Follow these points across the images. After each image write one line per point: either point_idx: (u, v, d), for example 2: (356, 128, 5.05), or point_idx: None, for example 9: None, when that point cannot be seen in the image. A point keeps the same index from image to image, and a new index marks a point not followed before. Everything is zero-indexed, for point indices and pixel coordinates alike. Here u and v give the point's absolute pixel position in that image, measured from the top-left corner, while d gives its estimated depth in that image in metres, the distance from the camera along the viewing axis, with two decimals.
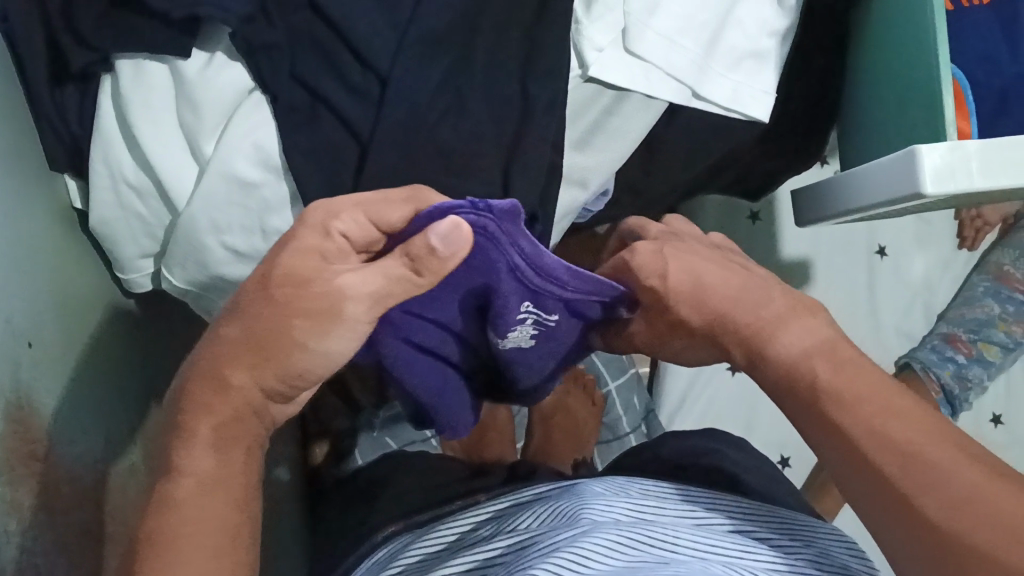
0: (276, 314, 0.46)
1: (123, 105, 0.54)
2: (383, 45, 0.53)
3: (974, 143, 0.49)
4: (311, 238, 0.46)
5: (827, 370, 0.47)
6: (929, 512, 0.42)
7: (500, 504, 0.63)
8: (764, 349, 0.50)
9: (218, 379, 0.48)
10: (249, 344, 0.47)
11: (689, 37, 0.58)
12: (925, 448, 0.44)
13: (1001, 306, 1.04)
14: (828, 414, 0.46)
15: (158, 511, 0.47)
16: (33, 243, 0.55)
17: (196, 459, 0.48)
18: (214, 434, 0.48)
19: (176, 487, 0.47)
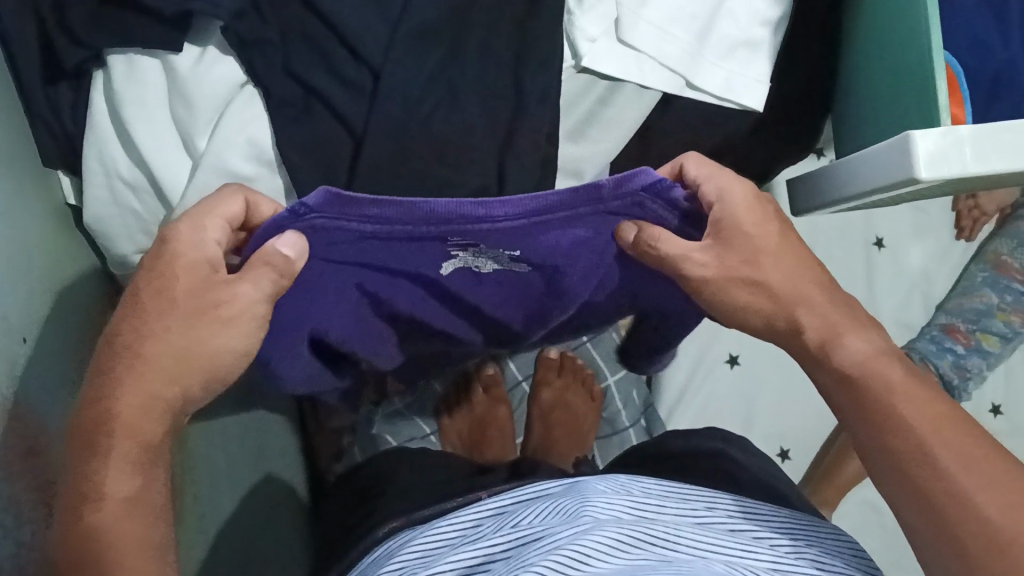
0: (187, 321, 0.49)
1: (115, 102, 0.54)
2: (375, 38, 0.53)
3: (967, 128, 0.49)
4: (187, 255, 0.48)
5: (895, 374, 0.50)
6: (969, 498, 0.44)
7: (503, 501, 0.61)
8: (830, 351, 0.52)
9: (143, 380, 0.48)
10: (126, 340, 0.49)
11: (680, 27, 0.58)
12: (978, 450, 0.46)
13: (999, 296, 1.03)
14: (891, 406, 0.49)
15: (80, 537, 0.45)
16: (28, 239, 0.55)
17: (102, 471, 0.46)
18: (134, 446, 0.48)
19: (99, 509, 0.46)
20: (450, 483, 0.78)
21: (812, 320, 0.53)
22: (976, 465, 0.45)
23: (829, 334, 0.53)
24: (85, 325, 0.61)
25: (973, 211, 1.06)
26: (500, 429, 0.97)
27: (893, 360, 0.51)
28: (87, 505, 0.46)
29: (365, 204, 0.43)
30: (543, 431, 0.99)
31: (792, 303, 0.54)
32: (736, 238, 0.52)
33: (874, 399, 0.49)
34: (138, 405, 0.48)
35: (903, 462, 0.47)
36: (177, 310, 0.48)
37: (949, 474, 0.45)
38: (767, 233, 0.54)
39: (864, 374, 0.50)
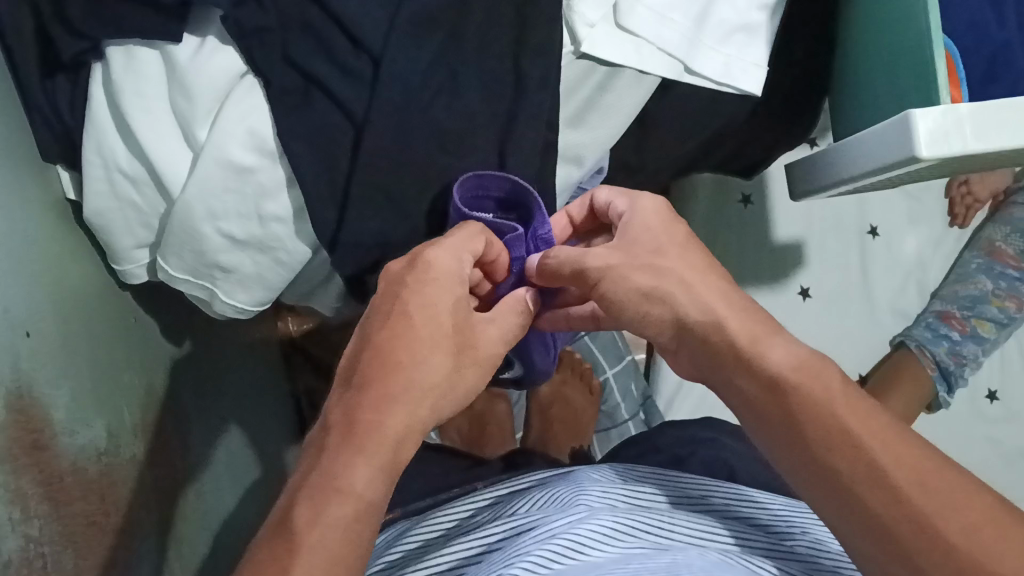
0: (438, 332, 0.48)
1: (114, 93, 0.54)
2: (375, 24, 0.52)
3: (966, 106, 0.50)
4: (452, 286, 0.50)
5: (833, 380, 0.43)
6: (931, 521, 0.37)
7: (498, 492, 0.63)
8: (752, 358, 0.45)
9: (393, 362, 0.46)
10: (392, 359, 0.46)
11: (677, 10, 0.58)
12: (938, 467, 0.39)
13: (993, 282, 1.04)
14: (834, 423, 0.41)
15: (308, 511, 0.40)
16: (28, 234, 0.55)
17: (359, 473, 0.42)
18: (381, 447, 0.43)
19: (336, 497, 0.41)
20: (450, 474, 0.79)
21: (737, 322, 0.47)
22: (933, 489, 0.38)
23: (756, 335, 0.46)
24: (89, 321, 0.61)
25: (966, 199, 1.07)
26: (499, 424, 0.97)
27: (826, 361, 0.45)
28: (334, 497, 0.41)
29: (494, 176, 0.57)
30: (542, 425, 0.99)
31: (701, 292, 0.48)
32: (647, 240, 0.52)
33: (815, 417, 0.42)
34: (400, 419, 0.44)
35: (852, 488, 0.40)
36: (448, 341, 0.48)
37: (907, 499, 0.38)
38: (680, 246, 0.51)
39: (797, 379, 0.43)
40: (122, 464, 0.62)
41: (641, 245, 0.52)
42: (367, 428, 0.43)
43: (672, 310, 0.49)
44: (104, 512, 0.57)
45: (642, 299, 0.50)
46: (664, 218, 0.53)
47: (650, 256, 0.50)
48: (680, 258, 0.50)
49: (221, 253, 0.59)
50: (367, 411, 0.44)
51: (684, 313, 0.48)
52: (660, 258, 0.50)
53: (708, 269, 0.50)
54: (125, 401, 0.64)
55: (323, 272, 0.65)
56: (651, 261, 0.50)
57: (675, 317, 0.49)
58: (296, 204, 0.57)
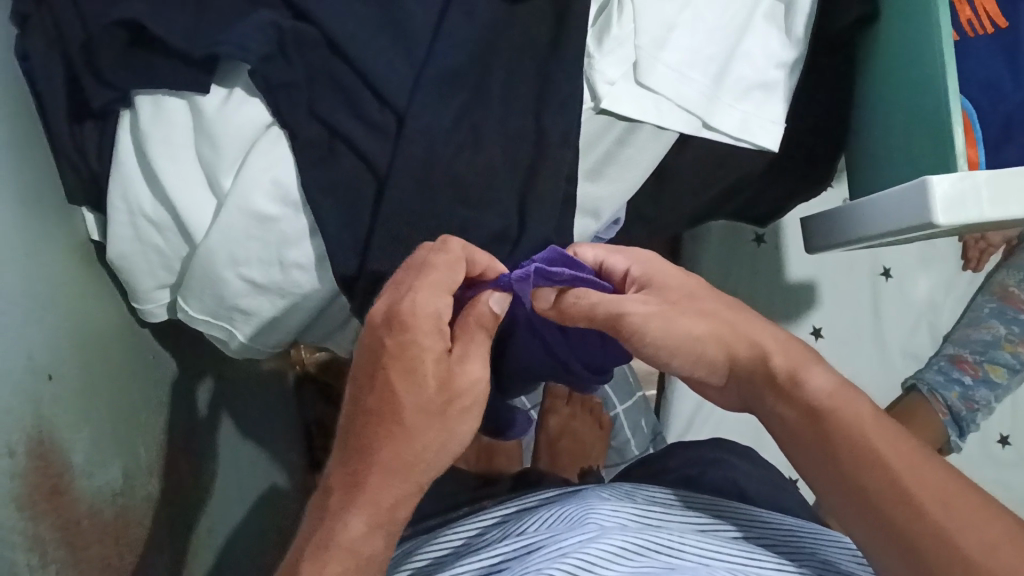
0: (388, 387, 0.46)
1: (142, 142, 0.55)
2: (401, 81, 0.54)
3: (984, 172, 0.50)
4: (427, 345, 0.46)
5: (861, 408, 0.46)
6: (952, 536, 0.41)
7: (508, 509, 0.63)
8: (793, 386, 0.48)
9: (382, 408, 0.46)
10: (384, 424, 0.46)
11: (697, 69, 0.59)
12: (962, 487, 0.43)
13: (1007, 326, 1.03)
14: (862, 443, 0.45)
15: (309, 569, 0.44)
16: (53, 279, 0.55)
17: (354, 534, 0.45)
18: (371, 493, 0.46)
19: (329, 554, 0.45)
20: (457, 493, 0.78)
21: (777, 352, 0.49)
22: (953, 505, 0.42)
23: (795, 364, 0.48)
24: (109, 360, 0.62)
25: (980, 243, 1.06)
26: (508, 454, 0.98)
27: (857, 394, 0.47)
28: (331, 554, 0.44)
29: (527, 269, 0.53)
30: (550, 456, 1.01)
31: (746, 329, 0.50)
32: (678, 291, 0.51)
33: (845, 435, 0.45)
34: (380, 468, 0.46)
35: (882, 506, 0.43)
36: (434, 403, 0.47)
37: (928, 514, 0.42)
38: (732, 305, 0.52)
39: (833, 405, 0.46)
40: (135, 504, 0.63)
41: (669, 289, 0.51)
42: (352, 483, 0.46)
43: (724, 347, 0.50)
44: (118, 554, 0.58)
45: (676, 313, 0.49)
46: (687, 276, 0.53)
47: (692, 301, 0.51)
48: (725, 308, 0.51)
49: (242, 297, 0.60)
50: (354, 465, 0.46)
51: (732, 347, 0.50)
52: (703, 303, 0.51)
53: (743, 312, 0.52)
54: (140, 439, 0.65)
55: (340, 316, 0.66)
56: (694, 302, 0.51)
57: (710, 329, 0.50)
58: (318, 252, 0.58)
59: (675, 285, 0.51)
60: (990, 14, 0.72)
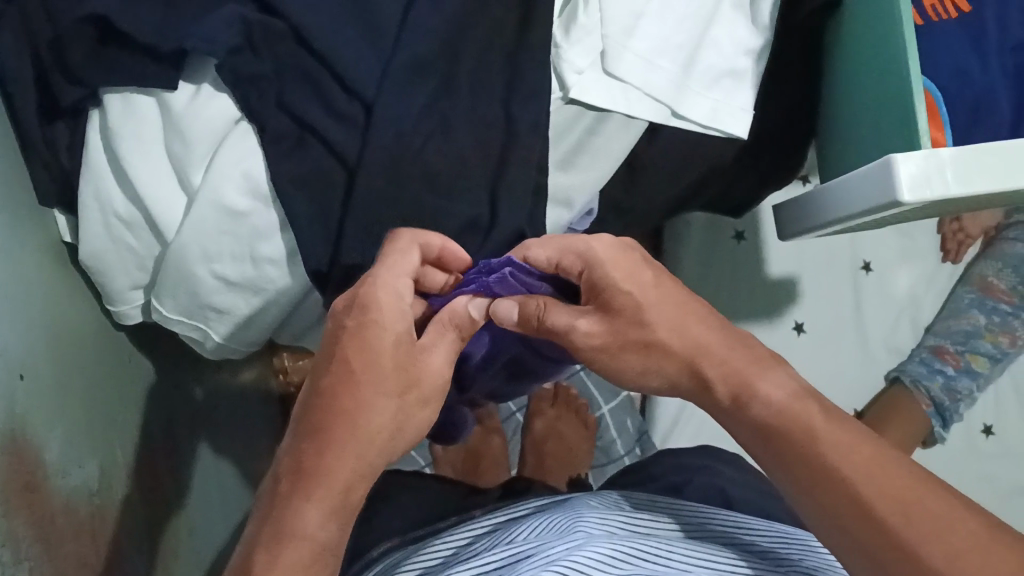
0: (350, 369, 0.49)
1: (112, 138, 0.55)
2: (369, 74, 0.54)
3: (946, 150, 0.51)
4: (392, 323, 0.49)
5: (815, 416, 0.46)
6: (917, 552, 0.40)
7: (495, 519, 0.63)
8: (745, 398, 0.48)
9: (342, 391, 0.48)
10: (344, 406, 0.48)
11: (665, 57, 0.59)
12: (919, 489, 0.43)
13: (987, 316, 1.04)
14: (811, 452, 0.45)
15: (266, 554, 0.44)
16: (24, 278, 0.55)
17: (311, 518, 0.45)
18: (325, 478, 0.46)
19: (290, 544, 0.44)
20: (449, 501, 0.77)
21: (720, 363, 0.49)
22: (920, 514, 0.41)
23: (745, 375, 0.48)
24: (83, 360, 0.62)
25: (958, 235, 1.06)
26: (493, 459, 0.98)
27: (809, 400, 0.47)
28: (289, 540, 0.45)
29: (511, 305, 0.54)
30: (536, 459, 1.00)
31: (697, 355, 0.50)
32: (624, 301, 0.50)
33: (797, 448, 0.45)
34: (341, 447, 0.47)
35: (846, 519, 0.43)
36: (392, 383, 0.50)
37: (892, 528, 0.41)
38: (676, 305, 0.51)
39: (781, 422, 0.46)
40: (112, 505, 0.62)
41: (617, 306, 0.50)
42: (311, 462, 0.47)
43: (665, 372, 0.51)
44: (95, 553, 0.58)
45: (614, 347, 0.51)
46: (634, 263, 0.50)
47: (636, 323, 0.50)
48: (666, 322, 0.50)
49: (214, 295, 0.60)
50: (311, 450, 0.47)
51: (674, 375, 0.51)
52: (650, 327, 0.50)
53: (688, 313, 0.51)
54: (116, 441, 0.65)
55: (315, 312, 0.66)
56: (637, 325, 0.50)
57: (650, 359, 0.51)
58: (290, 247, 0.58)
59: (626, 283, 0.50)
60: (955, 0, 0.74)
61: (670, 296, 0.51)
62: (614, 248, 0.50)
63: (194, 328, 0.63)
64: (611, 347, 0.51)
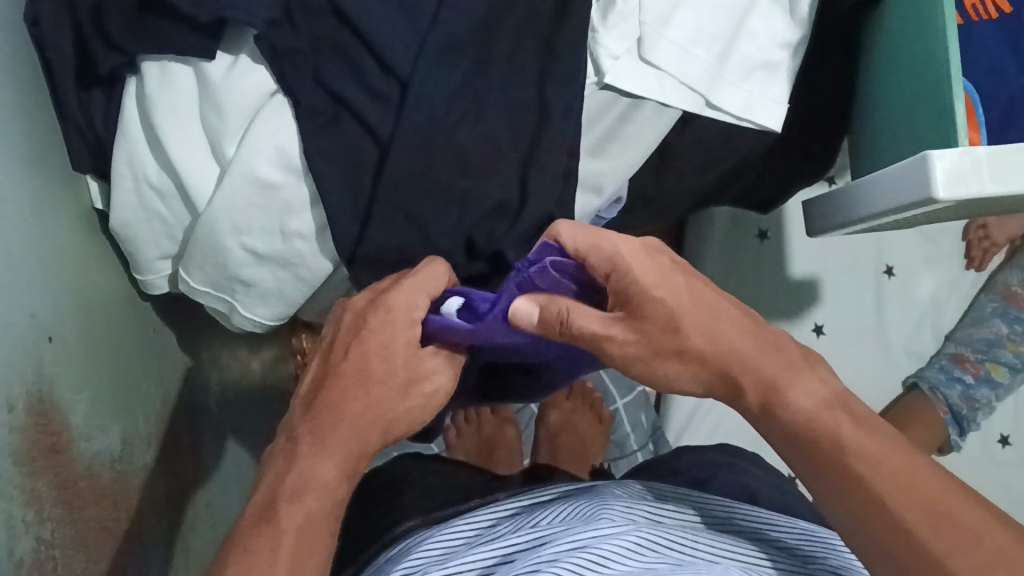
0: (362, 352, 0.52)
1: (148, 107, 0.55)
2: (405, 50, 0.54)
3: (984, 148, 0.50)
4: (402, 324, 0.52)
5: (843, 425, 0.47)
6: (946, 564, 0.41)
7: (519, 504, 0.63)
8: (775, 404, 0.48)
9: (361, 370, 0.52)
10: (360, 384, 0.52)
11: (700, 46, 0.59)
12: (949, 503, 0.43)
13: (1010, 326, 1.03)
14: (844, 464, 0.45)
15: (275, 502, 0.48)
16: (56, 242, 0.56)
17: (326, 469, 0.49)
18: (336, 441, 0.50)
19: (305, 494, 0.48)
20: (470, 485, 0.77)
21: (753, 368, 0.49)
22: (949, 526, 0.42)
23: (775, 381, 0.49)
24: (109, 326, 0.62)
25: (983, 242, 1.05)
26: (508, 448, 0.98)
27: (836, 409, 0.47)
28: (310, 491, 0.48)
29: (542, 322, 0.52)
30: (551, 450, 0.98)
31: (729, 363, 0.49)
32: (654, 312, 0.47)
33: (827, 456, 0.46)
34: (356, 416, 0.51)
35: (876, 528, 0.44)
36: (401, 376, 0.53)
37: (921, 541, 0.42)
38: (709, 308, 0.49)
39: (811, 429, 0.47)
40: (133, 472, 0.63)
41: (650, 317, 0.48)
42: (329, 423, 0.51)
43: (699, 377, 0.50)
44: (115, 518, 0.59)
45: (656, 355, 0.49)
46: (664, 267, 0.48)
47: (669, 331, 0.48)
48: (699, 329, 0.49)
49: (243, 267, 0.60)
50: (328, 416, 0.51)
51: (709, 382, 0.51)
52: (684, 335, 0.48)
53: (724, 319, 0.49)
54: (140, 410, 0.65)
55: (341, 289, 0.66)
56: (674, 334, 0.48)
57: (688, 367, 0.50)
58: (319, 222, 0.58)
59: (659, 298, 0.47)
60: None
61: (705, 302, 0.49)
62: (641, 254, 0.47)
63: (222, 300, 0.64)
64: (646, 355, 0.49)
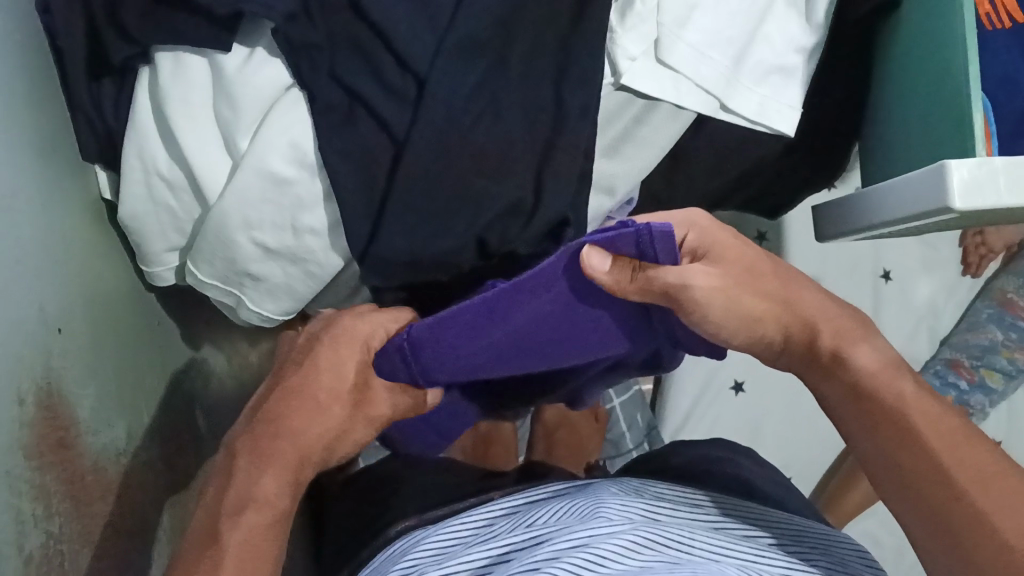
0: (309, 372, 0.56)
1: (161, 99, 0.55)
2: (423, 47, 0.53)
3: (1001, 159, 0.50)
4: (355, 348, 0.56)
5: (903, 387, 0.51)
6: (986, 517, 0.45)
7: (514, 501, 0.62)
8: (846, 359, 0.53)
9: (303, 390, 0.56)
10: (304, 403, 0.55)
11: (717, 50, 0.58)
12: (993, 468, 0.47)
13: (1004, 333, 1.03)
14: (898, 417, 0.50)
15: (229, 513, 0.52)
16: (65, 233, 0.55)
17: (267, 486, 0.53)
18: (280, 459, 0.54)
19: (251, 509, 0.52)
20: (464, 483, 0.76)
21: (826, 322, 0.55)
22: (991, 488, 0.46)
23: (843, 337, 0.54)
24: (115, 319, 0.61)
25: (981, 248, 1.06)
26: (504, 445, 0.97)
27: (899, 373, 0.53)
28: (251, 509, 0.52)
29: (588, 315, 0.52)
30: (547, 446, 0.99)
31: (808, 312, 0.55)
32: (733, 258, 0.53)
33: (881, 408, 0.51)
34: (302, 422, 0.55)
35: (918, 480, 0.48)
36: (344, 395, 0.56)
37: (965, 496, 0.46)
38: (782, 273, 0.55)
39: (874, 385, 0.52)
40: (137, 466, 0.62)
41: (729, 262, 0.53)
42: (276, 435, 0.54)
43: (778, 322, 0.54)
44: (119, 513, 0.58)
45: (737, 290, 0.52)
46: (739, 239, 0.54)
47: (749, 279, 0.53)
48: (777, 281, 0.55)
49: (252, 262, 0.59)
50: (270, 432, 0.55)
51: (788, 323, 0.55)
52: (770, 283, 0.54)
53: (793, 280, 0.56)
54: (144, 403, 0.65)
55: (350, 284, 0.66)
56: (751, 279, 0.53)
57: (773, 313, 0.54)
58: (333, 219, 0.58)
59: (732, 259, 0.53)
60: (1009, 9, 0.71)
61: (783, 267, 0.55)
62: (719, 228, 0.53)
63: (227, 293, 0.64)
64: (728, 297, 0.51)
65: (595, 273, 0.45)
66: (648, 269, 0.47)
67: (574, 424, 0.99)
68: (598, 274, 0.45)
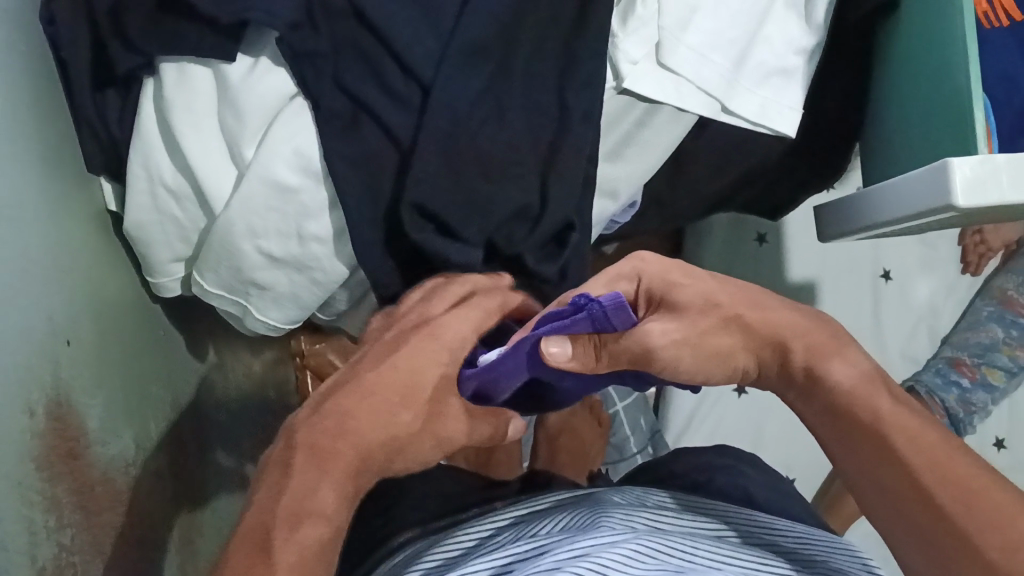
0: (379, 374, 0.52)
1: (165, 110, 0.55)
2: (427, 53, 0.53)
3: (1004, 156, 0.50)
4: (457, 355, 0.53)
5: (883, 402, 0.49)
6: (970, 539, 0.44)
7: (517, 512, 0.62)
8: (821, 378, 0.51)
9: (360, 389, 0.52)
10: (368, 403, 0.51)
11: (718, 52, 0.59)
12: (982, 483, 0.46)
13: (1005, 330, 1.05)
14: (879, 435, 0.48)
15: (283, 524, 0.47)
16: (72, 245, 0.55)
17: (327, 497, 0.48)
18: (338, 463, 0.49)
19: (303, 521, 0.47)
20: (467, 493, 0.76)
21: (800, 340, 0.52)
22: (978, 506, 0.45)
23: (818, 353, 0.51)
24: (122, 330, 0.62)
25: (979, 248, 1.05)
26: (507, 453, 0.96)
27: (877, 385, 0.51)
28: (308, 519, 0.47)
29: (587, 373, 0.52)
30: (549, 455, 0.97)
31: (788, 335, 0.52)
32: (695, 299, 0.51)
33: (862, 427, 0.49)
34: (366, 423, 0.51)
35: (904, 501, 0.47)
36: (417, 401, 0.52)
37: (949, 516, 0.45)
38: (749, 293, 0.53)
39: (852, 403, 0.50)
40: (145, 476, 0.63)
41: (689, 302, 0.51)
42: (336, 436, 0.50)
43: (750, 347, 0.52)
44: (128, 523, 0.58)
45: (704, 324, 0.50)
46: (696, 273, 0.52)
47: (713, 314, 0.51)
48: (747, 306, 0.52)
49: (258, 270, 0.60)
50: (327, 433, 0.50)
51: (760, 349, 0.52)
52: (736, 311, 0.52)
53: (766, 300, 0.53)
54: (150, 413, 0.65)
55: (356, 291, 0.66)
56: (721, 313, 0.51)
57: (744, 339, 0.52)
58: (338, 226, 0.58)
59: (690, 290, 0.51)
60: (1006, 7, 0.72)
61: (756, 292, 0.53)
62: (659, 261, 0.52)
63: (232, 302, 0.64)
64: (693, 336, 0.50)
65: (559, 359, 0.47)
66: (614, 345, 0.47)
67: (575, 430, 0.98)
68: (561, 361, 0.47)
